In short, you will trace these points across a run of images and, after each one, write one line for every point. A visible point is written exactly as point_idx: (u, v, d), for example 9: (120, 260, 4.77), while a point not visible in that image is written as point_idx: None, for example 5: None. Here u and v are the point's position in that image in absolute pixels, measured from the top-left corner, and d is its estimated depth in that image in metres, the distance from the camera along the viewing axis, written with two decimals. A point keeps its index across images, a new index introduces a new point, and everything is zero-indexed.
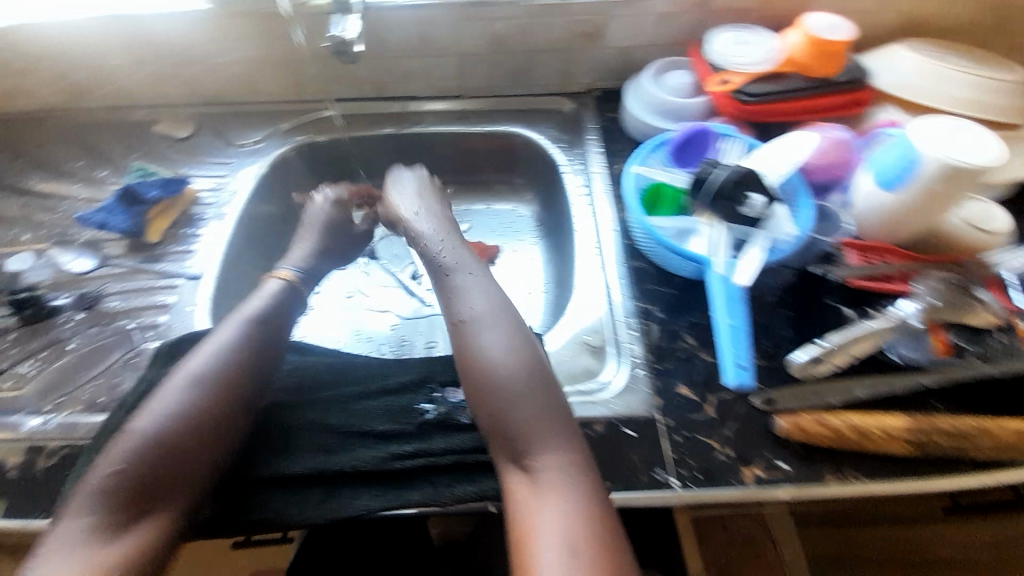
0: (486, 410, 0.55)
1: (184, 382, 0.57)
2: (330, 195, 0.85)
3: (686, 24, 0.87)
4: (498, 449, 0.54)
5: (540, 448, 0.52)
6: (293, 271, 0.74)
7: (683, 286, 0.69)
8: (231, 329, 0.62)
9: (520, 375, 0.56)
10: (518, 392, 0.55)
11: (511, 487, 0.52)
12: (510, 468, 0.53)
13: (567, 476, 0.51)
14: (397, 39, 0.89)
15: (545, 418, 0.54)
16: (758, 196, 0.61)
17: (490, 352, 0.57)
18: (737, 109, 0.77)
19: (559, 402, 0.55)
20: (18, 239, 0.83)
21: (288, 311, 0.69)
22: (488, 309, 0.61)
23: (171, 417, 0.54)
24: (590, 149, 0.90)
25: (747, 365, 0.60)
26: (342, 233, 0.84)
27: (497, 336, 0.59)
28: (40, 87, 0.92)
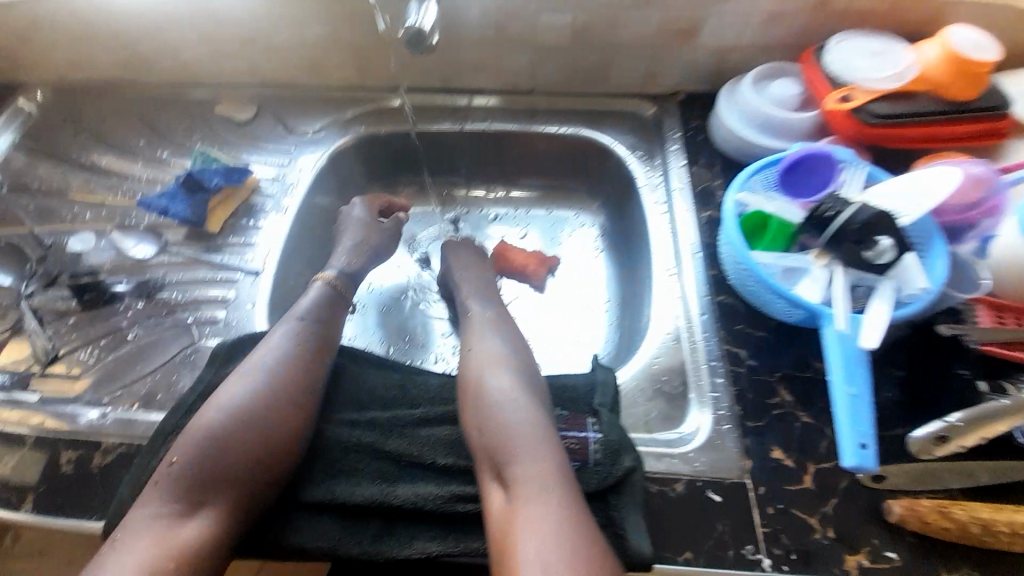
0: (473, 426, 0.57)
1: (240, 394, 0.57)
2: (360, 203, 0.85)
3: (799, 27, 0.76)
4: (480, 464, 0.55)
5: (520, 463, 0.53)
6: (334, 273, 0.74)
7: (779, 331, 0.62)
8: (281, 335, 0.62)
9: (512, 397, 0.58)
10: (506, 411, 0.57)
11: (488, 500, 0.52)
12: (490, 481, 0.54)
13: (547, 493, 0.50)
14: (469, 26, 0.81)
15: (530, 436, 0.55)
16: (887, 242, 0.56)
17: (486, 378, 0.61)
18: (858, 131, 0.68)
19: (543, 421, 0.56)
20: (81, 218, 0.83)
21: (334, 315, 0.69)
22: (495, 353, 0.65)
23: (226, 430, 0.54)
24: (672, 161, 0.80)
25: (870, 448, 0.51)
26: (377, 233, 0.82)
27: (494, 365, 0.63)
28: (107, 62, 0.90)
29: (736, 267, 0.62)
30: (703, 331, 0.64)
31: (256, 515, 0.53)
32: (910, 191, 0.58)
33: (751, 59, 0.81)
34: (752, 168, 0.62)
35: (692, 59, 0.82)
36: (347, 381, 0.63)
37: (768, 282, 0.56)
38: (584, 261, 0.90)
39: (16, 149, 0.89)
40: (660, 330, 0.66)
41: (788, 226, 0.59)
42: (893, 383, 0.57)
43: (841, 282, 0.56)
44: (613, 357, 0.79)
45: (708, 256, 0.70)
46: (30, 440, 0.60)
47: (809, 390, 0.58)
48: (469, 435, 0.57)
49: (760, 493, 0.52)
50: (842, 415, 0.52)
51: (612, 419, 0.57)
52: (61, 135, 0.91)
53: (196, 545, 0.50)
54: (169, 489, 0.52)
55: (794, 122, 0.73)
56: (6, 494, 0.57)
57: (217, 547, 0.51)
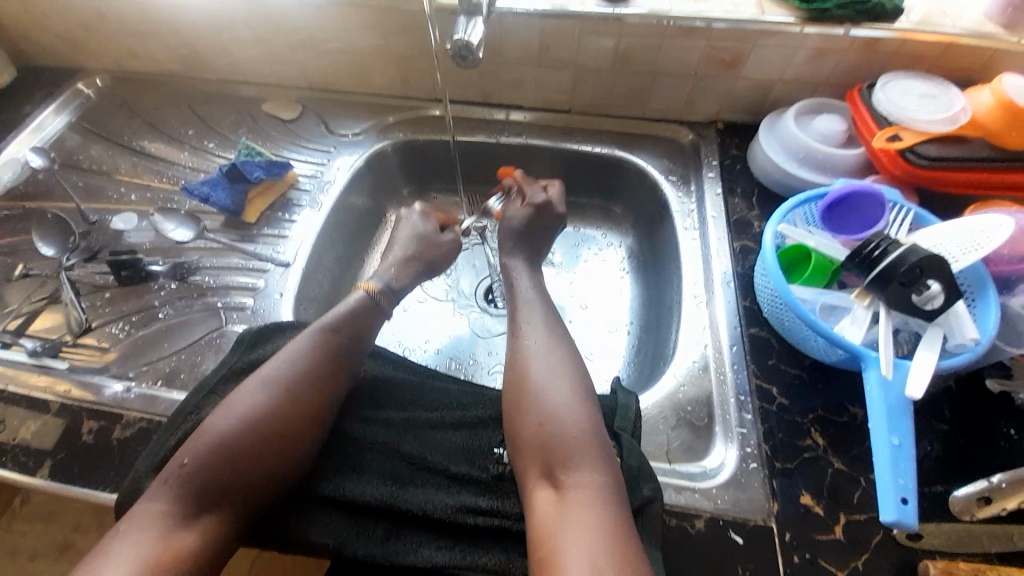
0: (529, 422, 0.54)
1: (256, 394, 0.55)
2: (420, 209, 0.81)
3: (846, 64, 0.76)
4: (528, 461, 0.52)
5: (576, 467, 0.50)
6: (379, 284, 0.70)
7: (814, 369, 0.60)
8: (307, 336, 0.60)
9: (569, 398, 0.55)
10: (572, 410, 0.54)
11: (535, 499, 0.50)
12: (539, 481, 0.51)
13: (600, 502, 0.48)
14: (513, 43, 0.81)
15: (585, 438, 0.52)
16: (935, 287, 0.51)
17: (541, 374, 0.56)
18: (903, 170, 0.66)
19: (600, 426, 0.53)
20: (127, 198, 0.86)
21: (370, 324, 0.66)
22: (553, 344, 0.60)
23: (233, 433, 0.52)
24: (708, 188, 0.80)
25: (912, 502, 0.47)
26: (426, 242, 0.78)
27: (548, 361, 0.58)
28: (166, 54, 0.95)
29: (771, 300, 0.61)
30: (733, 363, 0.62)
31: (264, 506, 0.52)
32: (959, 236, 0.56)
33: (795, 92, 0.80)
34: (797, 199, 0.61)
35: (735, 89, 0.81)
36: (369, 374, 0.63)
37: (810, 318, 0.53)
38: (610, 281, 0.89)
39: (72, 130, 0.94)
40: (687, 359, 0.64)
41: (829, 262, 0.58)
42: (935, 437, 0.56)
43: (885, 324, 0.53)
44: (634, 380, 0.78)
45: (739, 285, 0.69)
46: (53, 409, 0.62)
47: (841, 435, 0.56)
48: (522, 429, 0.54)
49: (786, 541, 0.50)
50: (882, 463, 0.49)
51: (633, 444, 0.55)
52: (116, 120, 0.95)
53: (198, 553, 0.48)
54: (172, 477, 0.50)
55: (835, 158, 0.72)
56: (25, 460, 0.59)
57: (222, 548, 0.50)
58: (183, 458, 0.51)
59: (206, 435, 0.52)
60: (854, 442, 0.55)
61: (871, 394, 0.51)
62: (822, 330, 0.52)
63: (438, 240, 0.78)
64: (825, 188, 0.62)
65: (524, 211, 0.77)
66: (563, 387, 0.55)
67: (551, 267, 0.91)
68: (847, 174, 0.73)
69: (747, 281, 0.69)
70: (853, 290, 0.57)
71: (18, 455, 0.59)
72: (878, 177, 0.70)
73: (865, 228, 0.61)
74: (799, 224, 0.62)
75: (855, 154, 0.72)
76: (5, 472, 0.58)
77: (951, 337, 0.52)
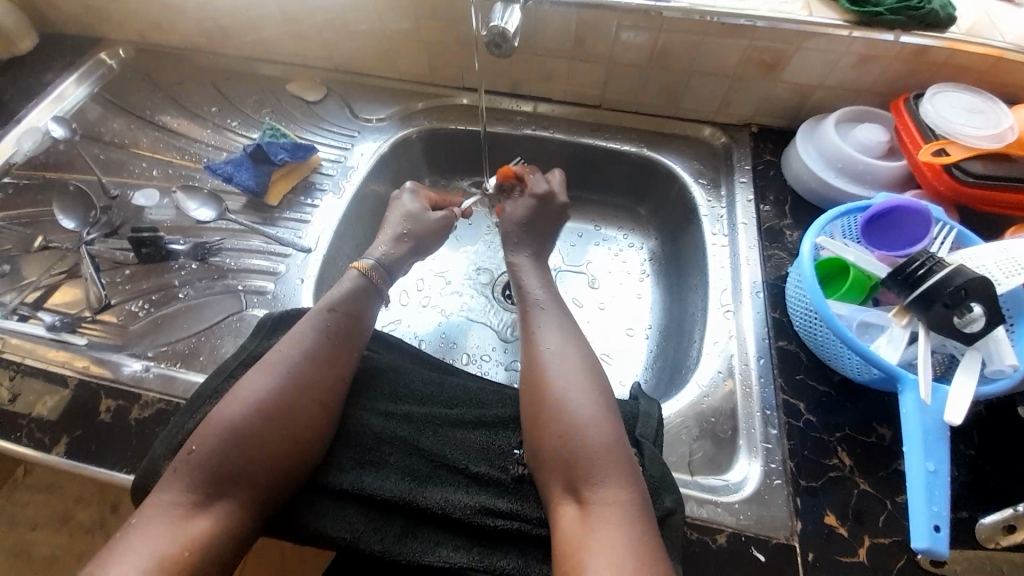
0: (550, 433, 0.52)
1: (264, 383, 0.54)
2: (411, 189, 0.79)
3: (892, 72, 0.73)
4: (551, 475, 0.51)
5: (599, 482, 0.49)
6: (371, 263, 0.69)
7: (842, 387, 0.59)
8: (310, 316, 0.61)
9: (591, 410, 0.53)
10: (592, 421, 0.52)
11: (560, 515, 0.49)
12: (563, 496, 0.50)
13: (625, 518, 0.47)
14: (548, 34, 0.79)
15: (607, 451, 0.51)
16: (978, 309, 0.49)
17: (563, 382, 0.55)
18: (947, 186, 0.64)
19: (622, 439, 0.52)
20: (148, 174, 0.86)
21: (367, 306, 0.65)
22: (569, 349, 0.59)
23: (241, 420, 0.52)
24: (739, 193, 0.78)
25: (944, 530, 0.47)
26: (417, 222, 0.75)
27: (568, 370, 0.56)
28: (191, 28, 0.93)
29: (804, 315, 0.60)
30: (760, 377, 0.61)
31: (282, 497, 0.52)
32: (1002, 259, 0.54)
33: (835, 98, 0.78)
34: (837, 211, 0.60)
35: (774, 92, 0.79)
36: (385, 367, 0.62)
37: (847, 334, 0.52)
38: (631, 283, 0.88)
39: (93, 101, 0.93)
40: (711, 368, 0.63)
41: (867, 278, 0.57)
42: (962, 462, 0.55)
43: (923, 344, 0.52)
44: (653, 386, 0.77)
45: (769, 297, 0.67)
46: (72, 384, 0.62)
47: (867, 455, 0.55)
48: (541, 441, 0.53)
49: (809, 560, 0.50)
50: (915, 490, 0.48)
51: (655, 452, 0.54)
52: (138, 94, 0.94)
53: (204, 544, 0.48)
54: (190, 463, 0.50)
55: (875, 170, 0.70)
56: (42, 435, 0.59)
57: (236, 538, 0.49)
58: (190, 446, 0.51)
59: (219, 415, 0.52)
60: (880, 464, 0.54)
61: (906, 419, 0.50)
62: (858, 348, 0.51)
63: (432, 220, 0.76)
64: (867, 201, 0.61)
65: (525, 204, 0.76)
66: (582, 397, 0.54)
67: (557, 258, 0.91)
68: (886, 187, 0.71)
69: (778, 292, 0.68)
70: (892, 308, 0.56)
71: (36, 430, 0.59)
72: (919, 192, 0.68)
73: (911, 244, 0.60)
74: (837, 237, 0.61)
75: (894, 166, 0.70)
76: (23, 446, 0.58)
77: (988, 363, 0.51)
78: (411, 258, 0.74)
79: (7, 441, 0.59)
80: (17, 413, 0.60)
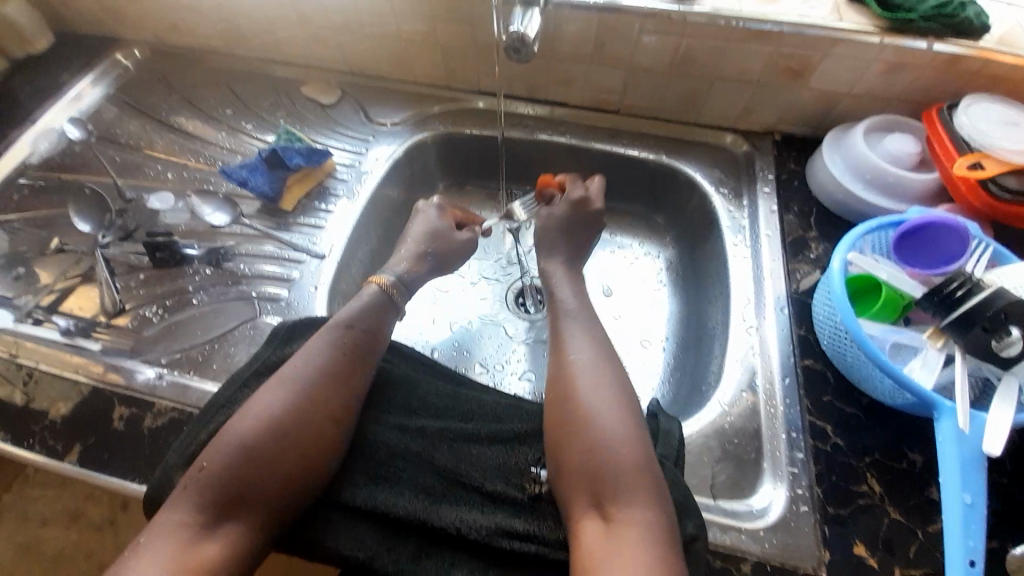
0: (573, 454, 0.51)
1: (276, 401, 0.54)
2: (434, 203, 0.78)
3: (925, 81, 0.71)
4: (574, 490, 0.50)
5: (627, 501, 0.48)
6: (392, 278, 0.68)
7: (871, 410, 0.57)
8: (328, 329, 0.60)
9: (620, 425, 0.52)
10: (622, 437, 0.51)
11: (582, 528, 0.48)
12: (587, 511, 0.49)
13: (651, 546, 0.46)
14: (568, 38, 0.77)
15: (636, 473, 0.49)
16: (1017, 334, 0.47)
17: (592, 396, 0.54)
18: (983, 203, 0.62)
19: (651, 455, 0.51)
20: (162, 177, 0.85)
21: (384, 321, 0.64)
22: (596, 364, 0.57)
23: (255, 440, 0.51)
24: (762, 204, 0.76)
25: (980, 564, 0.45)
26: (445, 239, 0.75)
27: (594, 387, 0.55)
28: (206, 29, 0.93)
29: (832, 334, 0.58)
30: (785, 397, 0.59)
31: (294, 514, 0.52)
32: None
33: (863, 107, 0.76)
34: (868, 226, 0.58)
35: (799, 100, 0.77)
36: (402, 379, 0.62)
37: (880, 356, 0.50)
38: (647, 293, 0.86)
39: (109, 102, 0.93)
40: (733, 386, 0.61)
41: (900, 297, 0.54)
42: (994, 490, 0.53)
43: (961, 369, 0.50)
44: (670, 401, 0.75)
45: (794, 313, 0.65)
46: (86, 391, 0.62)
47: (898, 482, 0.53)
48: (568, 453, 0.52)
49: None
50: (950, 523, 0.46)
51: (676, 474, 0.52)
52: (154, 95, 0.94)
53: (218, 565, 0.47)
54: (203, 477, 0.49)
55: (906, 183, 0.68)
56: (55, 442, 0.58)
57: (249, 552, 0.49)
58: (201, 461, 0.51)
59: (234, 425, 0.52)
60: (910, 492, 0.52)
61: (944, 446, 0.48)
62: (893, 373, 0.49)
63: (441, 231, 0.75)
64: (900, 216, 0.60)
65: (563, 209, 0.75)
66: (612, 413, 0.53)
67: (591, 268, 0.89)
68: (916, 201, 0.69)
69: (803, 307, 0.66)
70: (926, 330, 0.54)
71: (49, 436, 0.59)
72: (951, 206, 0.66)
73: (947, 263, 0.58)
74: (867, 252, 0.59)
75: (926, 179, 0.67)
76: (36, 452, 0.58)
77: None
78: (430, 276, 0.74)
79: (20, 447, 0.58)
80: (31, 418, 0.60)
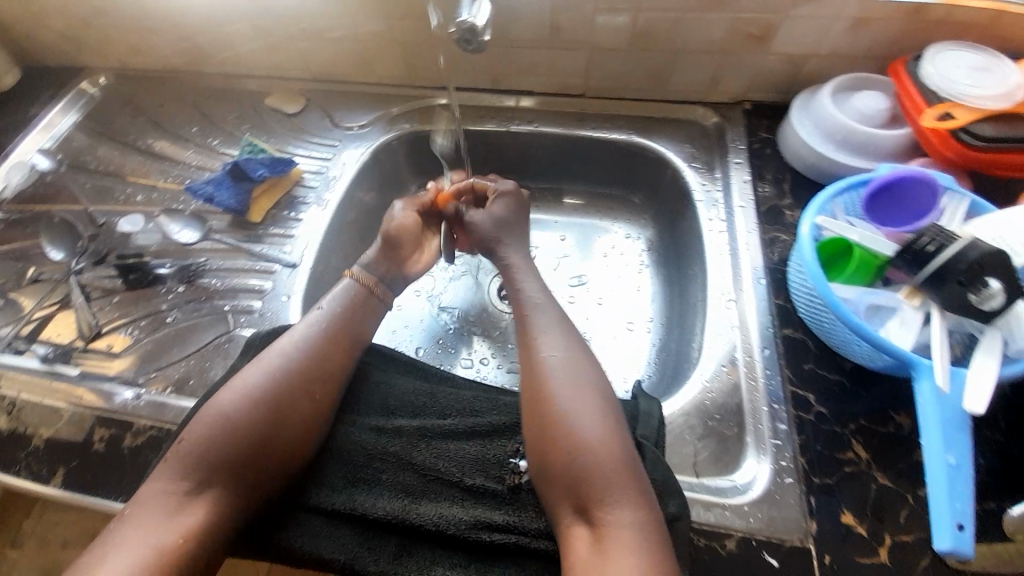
0: (553, 453, 0.50)
1: (251, 405, 0.52)
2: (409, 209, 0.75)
3: (892, 35, 0.69)
4: (559, 497, 0.49)
5: (613, 503, 0.46)
6: (362, 270, 0.67)
7: (854, 376, 0.56)
8: (305, 329, 0.59)
9: (598, 421, 0.50)
10: (599, 435, 0.49)
11: (570, 536, 0.47)
12: (573, 517, 0.48)
13: (641, 543, 0.44)
14: (522, 25, 0.76)
15: (619, 473, 0.48)
16: (996, 284, 0.45)
17: (567, 395, 0.52)
18: (955, 153, 0.60)
19: (629, 447, 0.50)
20: (133, 199, 0.85)
21: (363, 318, 0.63)
22: (570, 358, 0.55)
23: (240, 420, 0.51)
24: (734, 175, 0.74)
25: (968, 529, 0.43)
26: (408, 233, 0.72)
27: (571, 384, 0.53)
28: (166, 49, 0.92)
29: (808, 301, 0.57)
30: (765, 368, 0.58)
31: (261, 517, 0.52)
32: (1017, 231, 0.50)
33: (830, 67, 0.74)
34: (837, 188, 0.57)
35: (764, 66, 0.75)
36: (374, 381, 0.61)
37: (853, 319, 0.49)
38: (629, 275, 0.85)
39: (78, 130, 0.92)
40: (714, 361, 0.60)
41: (873, 258, 0.53)
42: (989, 448, 0.51)
43: (938, 326, 0.49)
44: (656, 383, 0.73)
45: (772, 283, 0.64)
46: (65, 416, 0.62)
47: (885, 447, 0.52)
48: (547, 458, 0.50)
49: (826, 564, 0.47)
50: (935, 488, 0.45)
51: (658, 455, 0.51)
52: (121, 119, 0.94)
53: (203, 532, 0.48)
54: (172, 495, 0.49)
55: (877, 140, 0.66)
56: (38, 469, 0.58)
57: (215, 560, 0.49)
58: (170, 478, 0.50)
59: (204, 434, 0.51)
60: (900, 456, 0.51)
61: (925, 409, 0.47)
62: (867, 334, 0.48)
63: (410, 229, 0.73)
64: (870, 174, 0.58)
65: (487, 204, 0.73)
66: (590, 410, 0.51)
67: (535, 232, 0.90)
68: (891, 157, 0.67)
69: (780, 276, 0.64)
70: (902, 289, 0.52)
71: (33, 462, 0.59)
72: (927, 160, 0.64)
73: (918, 219, 0.56)
74: (839, 215, 0.58)
75: (898, 135, 0.66)
76: (22, 479, 0.58)
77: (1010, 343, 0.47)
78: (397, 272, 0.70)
79: (7, 474, 0.59)
80: (15, 445, 0.60)
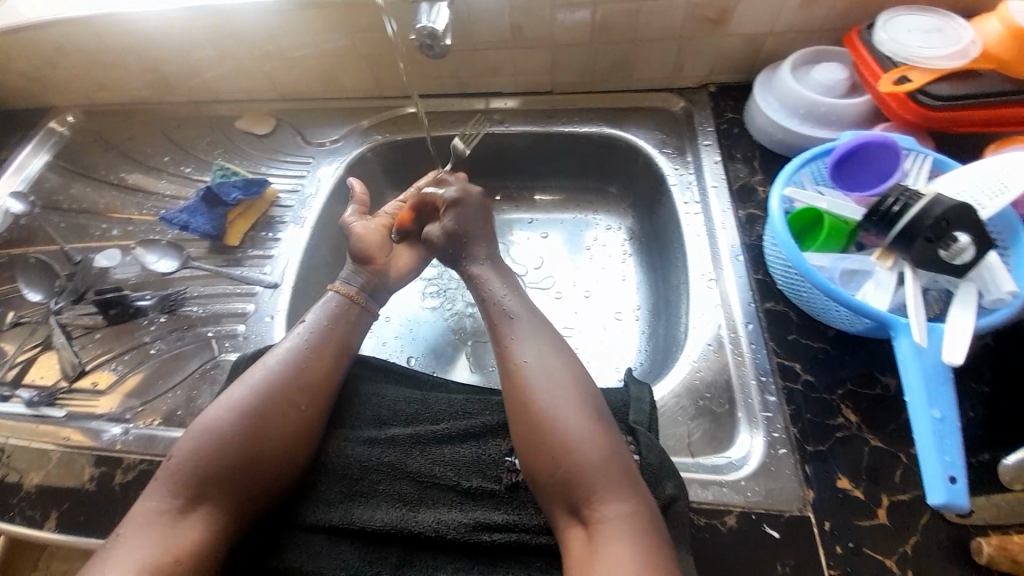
0: (541, 457, 0.49)
1: (235, 428, 0.52)
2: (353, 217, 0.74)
3: (844, 8, 0.70)
4: (554, 503, 0.48)
5: (610, 501, 0.46)
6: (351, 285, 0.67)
7: (838, 342, 0.56)
8: (289, 344, 0.59)
9: (582, 424, 0.50)
10: (592, 435, 0.49)
11: (568, 541, 0.46)
12: (570, 521, 0.47)
13: (642, 536, 0.44)
14: (484, 28, 0.77)
15: (612, 470, 0.47)
16: (965, 238, 0.47)
17: (549, 399, 0.51)
18: (916, 114, 0.61)
19: (614, 436, 0.50)
20: (109, 235, 0.84)
21: (353, 330, 0.63)
22: (549, 361, 0.55)
23: (232, 435, 0.51)
24: (705, 157, 0.75)
25: (960, 481, 0.43)
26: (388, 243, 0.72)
27: (553, 390, 0.52)
28: (132, 81, 0.92)
29: (784, 273, 0.57)
30: (750, 343, 0.58)
31: (253, 531, 0.51)
32: (982, 181, 0.51)
33: (787, 44, 0.75)
34: (802, 160, 0.58)
35: (724, 47, 0.76)
36: (364, 393, 0.60)
37: (829, 286, 0.50)
38: (613, 266, 0.85)
39: (49, 169, 0.91)
40: (700, 342, 0.60)
41: (844, 225, 0.54)
42: (975, 401, 0.52)
43: (911, 285, 0.49)
44: (648, 370, 0.74)
45: (750, 259, 0.65)
46: (55, 457, 0.61)
47: (873, 408, 0.52)
48: (542, 464, 0.49)
49: (826, 530, 0.47)
50: (924, 444, 0.45)
51: (651, 440, 0.51)
52: (92, 155, 0.93)
53: (192, 554, 0.47)
54: (165, 526, 0.48)
55: (839, 110, 0.67)
56: (30, 514, 0.57)
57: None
58: (162, 509, 0.49)
59: (196, 460, 0.50)
60: (889, 416, 0.52)
61: (906, 367, 0.47)
62: (843, 299, 0.49)
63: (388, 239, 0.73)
64: (833, 143, 0.59)
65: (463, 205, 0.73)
66: (575, 411, 0.51)
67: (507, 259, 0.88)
68: (855, 125, 0.68)
69: (758, 252, 0.65)
70: (874, 252, 0.54)
71: (25, 508, 0.58)
72: (889, 124, 0.65)
73: (883, 182, 0.58)
74: (808, 185, 0.59)
75: (858, 102, 0.67)
76: (14, 526, 0.57)
77: (984, 293, 0.48)
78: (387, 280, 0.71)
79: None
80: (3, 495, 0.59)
